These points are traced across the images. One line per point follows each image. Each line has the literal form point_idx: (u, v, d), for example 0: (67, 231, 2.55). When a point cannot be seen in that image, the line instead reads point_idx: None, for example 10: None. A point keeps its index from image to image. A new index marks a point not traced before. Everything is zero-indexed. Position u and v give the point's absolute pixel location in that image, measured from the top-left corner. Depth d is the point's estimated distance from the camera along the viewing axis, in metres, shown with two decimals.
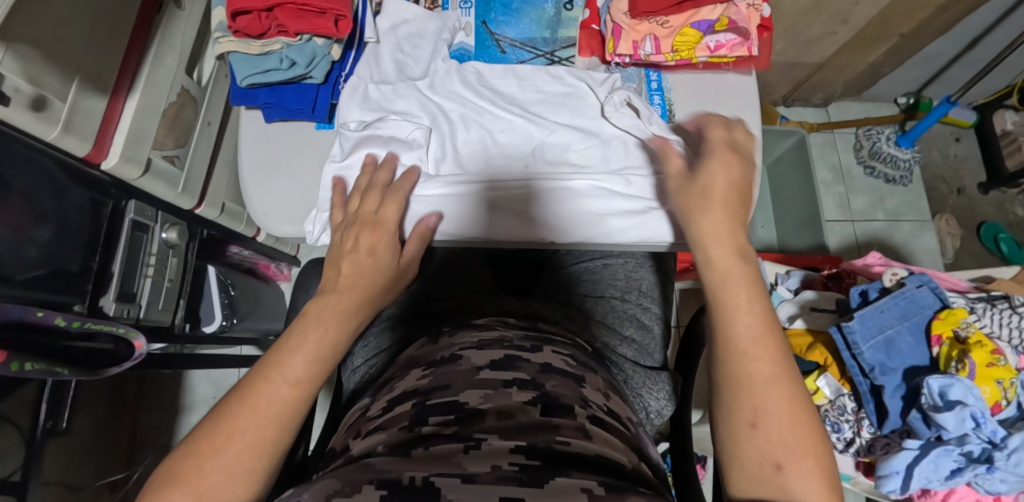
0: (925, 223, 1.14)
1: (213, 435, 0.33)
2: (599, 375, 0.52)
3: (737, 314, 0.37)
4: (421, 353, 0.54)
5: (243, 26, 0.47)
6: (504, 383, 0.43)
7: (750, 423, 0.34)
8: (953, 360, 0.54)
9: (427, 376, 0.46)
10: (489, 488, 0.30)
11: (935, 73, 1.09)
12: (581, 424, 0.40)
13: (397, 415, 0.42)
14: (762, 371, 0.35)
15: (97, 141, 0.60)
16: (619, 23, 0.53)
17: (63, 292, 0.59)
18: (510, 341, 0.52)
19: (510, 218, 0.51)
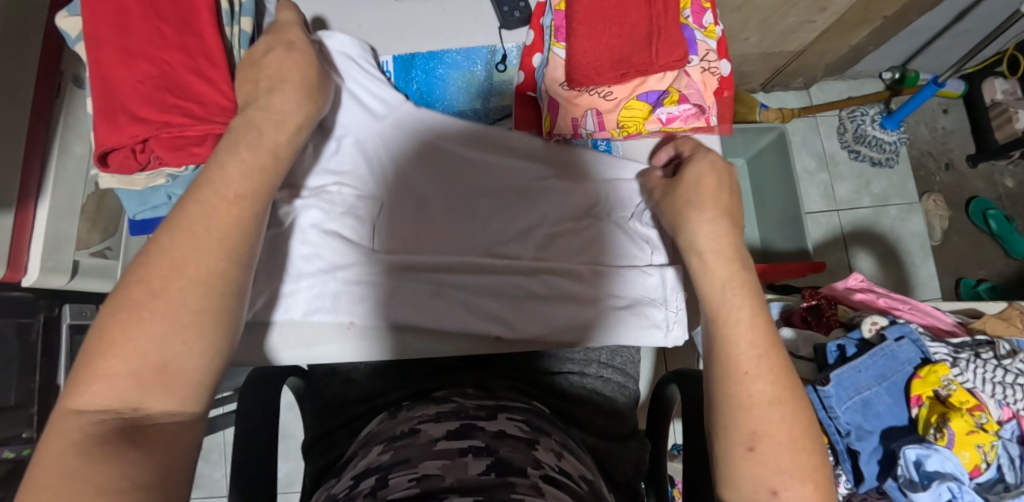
0: (912, 206, 1.10)
1: (123, 318, 0.29)
2: (554, 438, 0.49)
3: (737, 330, 0.35)
4: (379, 429, 0.50)
5: (116, 166, 0.40)
6: (459, 453, 0.42)
7: (747, 446, 0.32)
8: (931, 427, 0.52)
9: (388, 451, 0.44)
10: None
11: (921, 46, 1.01)
12: (534, 482, 0.40)
13: (360, 492, 0.40)
14: (766, 387, 0.33)
15: (10, 261, 0.56)
16: (555, 97, 0.48)
17: (5, 427, 0.56)
18: (466, 411, 0.49)
19: (451, 308, 0.44)
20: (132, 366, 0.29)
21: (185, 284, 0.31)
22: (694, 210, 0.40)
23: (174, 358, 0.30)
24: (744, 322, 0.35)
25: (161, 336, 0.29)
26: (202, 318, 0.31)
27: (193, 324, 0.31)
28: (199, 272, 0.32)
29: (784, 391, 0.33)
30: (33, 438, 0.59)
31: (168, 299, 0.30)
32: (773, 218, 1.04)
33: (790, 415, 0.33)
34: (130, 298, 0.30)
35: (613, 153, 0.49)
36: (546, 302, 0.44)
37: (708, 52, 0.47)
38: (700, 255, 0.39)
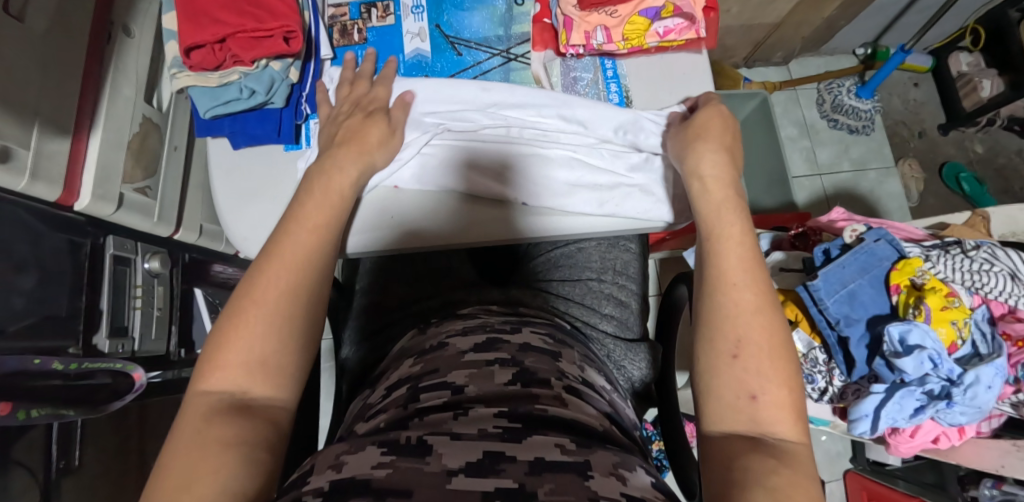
0: (889, 170, 1.18)
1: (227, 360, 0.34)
2: (575, 349, 0.53)
3: (730, 250, 0.40)
4: (412, 345, 0.54)
5: (199, 61, 0.48)
6: (487, 363, 0.45)
7: (732, 355, 0.36)
8: (910, 307, 0.58)
9: (418, 365, 0.47)
10: (472, 444, 0.34)
11: (888, 23, 1.10)
12: (558, 393, 0.42)
13: (393, 400, 0.43)
14: (750, 300, 0.37)
15: (67, 183, 0.60)
16: (570, 15, 0.54)
17: (54, 338, 0.60)
18: (491, 325, 0.53)
19: (488, 178, 0.52)
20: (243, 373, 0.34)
21: (269, 310, 0.36)
22: (701, 141, 0.46)
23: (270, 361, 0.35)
24: (736, 249, 0.39)
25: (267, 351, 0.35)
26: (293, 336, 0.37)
27: (273, 337, 0.35)
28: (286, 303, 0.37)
29: (766, 305, 0.37)
30: (79, 355, 0.63)
31: (263, 318, 0.36)
32: (762, 180, 1.11)
33: (769, 330, 0.36)
34: (237, 319, 0.35)
35: (618, 70, 0.57)
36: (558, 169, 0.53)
37: None
38: (700, 183, 0.44)
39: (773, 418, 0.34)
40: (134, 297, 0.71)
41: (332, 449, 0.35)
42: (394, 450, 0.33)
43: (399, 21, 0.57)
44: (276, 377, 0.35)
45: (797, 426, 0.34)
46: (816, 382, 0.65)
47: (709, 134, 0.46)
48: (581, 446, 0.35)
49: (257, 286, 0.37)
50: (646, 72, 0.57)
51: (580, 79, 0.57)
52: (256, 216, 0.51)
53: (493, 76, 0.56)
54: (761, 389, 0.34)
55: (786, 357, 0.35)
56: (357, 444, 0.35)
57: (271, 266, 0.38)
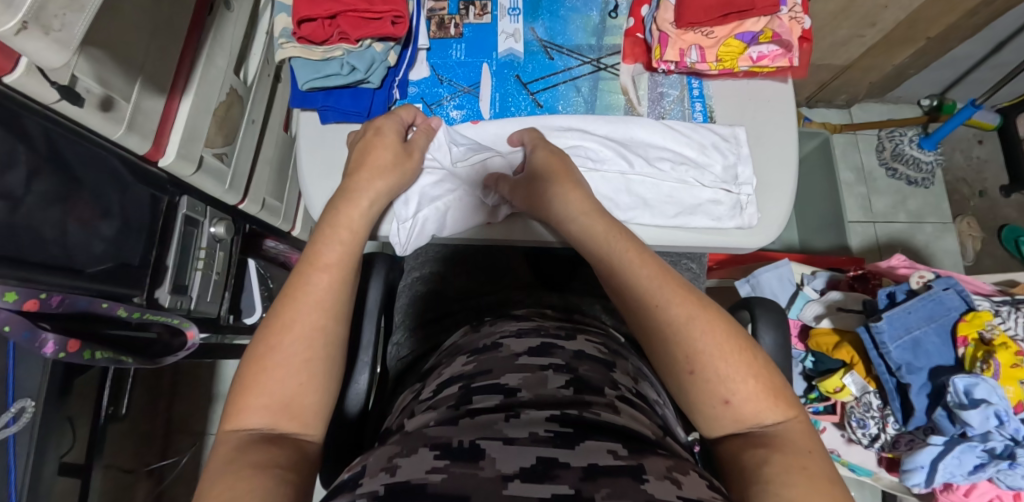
0: (946, 226, 1.15)
1: (268, 340, 0.36)
2: (631, 362, 0.51)
3: (669, 303, 0.38)
4: (464, 341, 0.53)
5: (308, 33, 0.51)
6: (540, 367, 0.43)
7: (723, 400, 0.35)
8: (978, 361, 0.56)
9: (471, 363, 0.46)
10: (525, 449, 0.32)
11: (960, 76, 1.08)
12: (611, 401, 0.40)
13: (444, 398, 0.42)
14: (687, 316, 0.37)
15: (155, 139, 0.61)
16: (665, 33, 0.54)
17: (123, 285, 0.62)
18: (545, 330, 0.51)
19: None
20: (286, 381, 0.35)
21: (302, 337, 0.37)
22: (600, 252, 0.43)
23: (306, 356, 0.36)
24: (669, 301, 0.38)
25: (294, 347, 0.36)
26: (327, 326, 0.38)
27: (300, 369, 0.36)
28: (328, 284, 0.39)
29: (726, 333, 0.36)
30: (142, 305, 0.65)
31: (305, 319, 0.37)
32: (815, 220, 1.10)
33: (738, 353, 0.36)
34: (256, 369, 0.35)
35: (704, 90, 0.58)
36: (636, 187, 0.54)
37: (795, 5, 0.54)
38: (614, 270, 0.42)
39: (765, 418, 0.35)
40: (197, 259, 0.74)
41: (384, 448, 0.34)
42: (448, 455, 0.31)
43: (495, 20, 0.59)
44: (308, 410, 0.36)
45: (766, 395, 0.35)
46: (868, 427, 0.64)
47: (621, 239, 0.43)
48: (634, 453, 0.33)
49: (295, 304, 0.38)
50: (731, 94, 0.57)
51: (667, 95, 0.58)
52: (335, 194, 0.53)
53: (583, 82, 0.58)
54: (730, 392, 0.35)
55: (762, 368, 0.36)
56: (411, 445, 0.33)
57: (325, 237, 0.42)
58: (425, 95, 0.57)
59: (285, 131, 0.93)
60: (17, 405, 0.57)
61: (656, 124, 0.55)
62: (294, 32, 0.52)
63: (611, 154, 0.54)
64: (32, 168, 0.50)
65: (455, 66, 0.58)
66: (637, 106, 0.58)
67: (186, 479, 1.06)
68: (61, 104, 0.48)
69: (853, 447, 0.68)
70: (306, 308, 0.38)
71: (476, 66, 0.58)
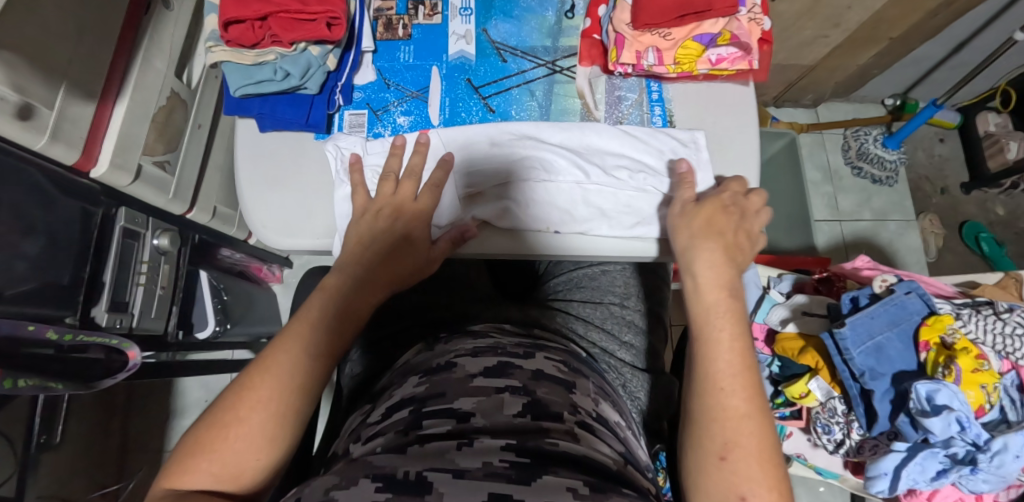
0: (910, 223, 1.17)
1: (236, 406, 0.34)
2: (590, 380, 0.49)
3: (721, 351, 0.38)
4: (418, 360, 0.49)
5: (236, 35, 0.48)
6: (497, 390, 0.41)
7: (720, 456, 0.34)
8: (940, 366, 0.56)
9: (422, 384, 0.43)
10: (475, 484, 0.30)
11: (921, 76, 1.09)
12: (570, 427, 0.38)
13: (393, 423, 0.39)
14: (732, 393, 0.36)
15: (85, 148, 0.57)
16: (621, 34, 0.52)
17: (52, 306, 0.57)
18: (503, 348, 0.48)
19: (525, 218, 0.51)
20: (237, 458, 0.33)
21: (269, 412, 0.35)
22: (705, 236, 0.45)
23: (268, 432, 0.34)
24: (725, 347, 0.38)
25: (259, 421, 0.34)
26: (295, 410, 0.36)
27: (250, 442, 0.34)
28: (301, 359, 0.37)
29: (756, 410, 0.35)
30: (75, 326, 0.60)
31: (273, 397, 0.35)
32: (783, 220, 1.10)
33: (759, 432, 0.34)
34: (218, 425, 0.34)
35: (663, 93, 0.56)
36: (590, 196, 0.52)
37: (754, 6, 0.53)
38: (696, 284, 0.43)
39: None
40: (139, 273, 0.69)
41: (324, 479, 0.31)
42: (393, 488, 0.29)
43: (446, 21, 0.57)
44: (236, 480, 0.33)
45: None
46: (833, 433, 0.63)
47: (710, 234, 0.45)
48: (595, 491, 0.31)
49: (267, 375, 0.36)
50: (692, 97, 0.56)
51: (624, 98, 0.56)
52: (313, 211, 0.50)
53: (537, 85, 0.56)
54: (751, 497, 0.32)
55: (775, 466, 0.33)
56: (352, 475, 0.31)
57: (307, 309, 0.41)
58: (370, 101, 0.54)
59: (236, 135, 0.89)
60: None
61: (612, 130, 0.53)
62: (222, 34, 0.49)
63: (567, 164, 0.52)
64: None
65: (403, 69, 0.55)
66: (595, 113, 0.55)
67: None
68: None
69: (819, 451, 0.68)
70: (277, 380, 0.36)
71: (426, 69, 0.55)
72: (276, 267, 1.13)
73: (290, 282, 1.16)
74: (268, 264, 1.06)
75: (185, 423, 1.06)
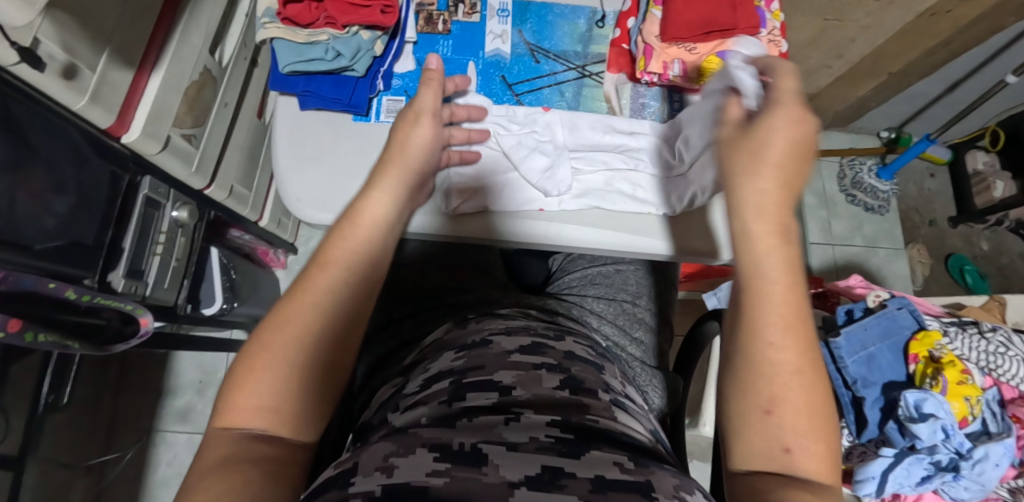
0: (898, 251, 1.21)
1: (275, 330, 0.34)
2: (614, 367, 0.51)
3: (773, 289, 0.35)
4: (450, 338, 0.51)
5: (294, 14, 0.51)
6: (535, 366, 0.42)
7: (765, 410, 0.33)
8: (927, 377, 0.59)
9: (461, 358, 0.44)
10: (530, 456, 0.31)
11: (916, 111, 1.15)
12: (608, 405, 0.40)
13: (435, 392, 0.40)
14: (778, 340, 0.34)
15: (121, 114, 0.58)
16: (650, 44, 0.55)
17: (74, 266, 0.58)
18: (535, 328, 0.50)
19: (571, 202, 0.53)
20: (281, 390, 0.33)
21: (299, 337, 0.34)
22: (749, 163, 0.39)
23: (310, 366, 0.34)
24: (778, 296, 0.35)
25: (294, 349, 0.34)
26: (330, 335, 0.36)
27: (297, 369, 0.34)
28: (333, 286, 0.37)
29: (804, 360, 0.34)
30: (93, 288, 0.61)
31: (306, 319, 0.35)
32: None
33: (809, 387, 0.33)
34: (251, 364, 0.33)
35: (684, 104, 0.59)
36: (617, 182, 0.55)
37: (774, 28, 0.56)
38: (743, 219, 0.38)
39: (807, 469, 0.32)
40: (155, 244, 0.70)
41: (379, 445, 0.32)
42: (449, 458, 0.30)
43: (483, 20, 0.59)
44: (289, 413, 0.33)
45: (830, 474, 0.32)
46: None
47: (760, 165, 0.39)
48: (639, 465, 0.33)
49: (298, 301, 0.36)
50: None
51: (648, 106, 0.59)
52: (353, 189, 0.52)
53: (568, 87, 0.58)
54: (794, 446, 0.32)
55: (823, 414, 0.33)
56: (407, 444, 0.32)
57: (336, 239, 0.39)
58: (408, 88, 0.56)
59: (257, 118, 0.90)
60: None
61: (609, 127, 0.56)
62: (279, 12, 0.51)
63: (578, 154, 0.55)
64: None
65: (441, 62, 0.58)
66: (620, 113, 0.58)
67: (128, 477, 1.00)
68: (21, 67, 0.45)
69: None
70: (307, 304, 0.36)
71: (463, 63, 0.58)
72: (282, 252, 1.14)
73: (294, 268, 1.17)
74: (274, 248, 1.07)
75: (177, 401, 1.05)
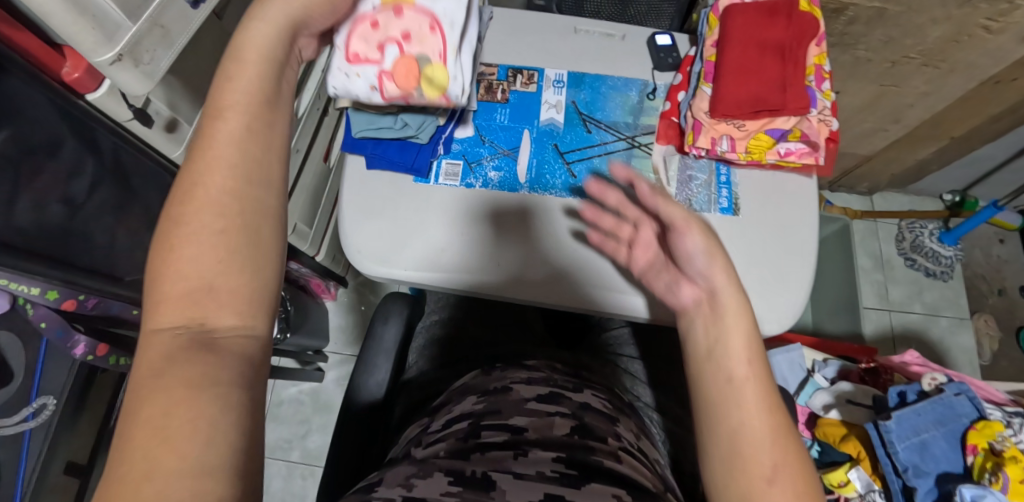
0: (963, 321, 1.14)
1: (161, 240, 0.25)
2: (632, 420, 0.51)
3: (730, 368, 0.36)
4: (475, 382, 0.52)
5: None
6: (548, 414, 0.44)
7: (745, 431, 0.33)
8: (986, 472, 0.55)
9: (481, 402, 0.46)
10: (534, 485, 0.34)
11: (982, 176, 1.10)
12: (614, 450, 0.42)
13: (453, 432, 0.43)
14: (742, 398, 0.34)
15: None
16: (699, 120, 0.57)
17: None
18: (554, 380, 0.51)
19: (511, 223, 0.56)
20: (193, 270, 0.24)
21: (210, 231, 0.25)
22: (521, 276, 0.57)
23: (222, 272, 0.25)
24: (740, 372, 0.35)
25: (193, 261, 0.24)
26: (249, 225, 0.26)
27: (227, 237, 0.25)
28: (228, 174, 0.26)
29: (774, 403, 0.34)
30: None
31: (227, 147, 0.27)
32: (829, 303, 1.10)
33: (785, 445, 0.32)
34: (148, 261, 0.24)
35: (732, 177, 0.60)
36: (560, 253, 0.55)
37: (825, 107, 0.57)
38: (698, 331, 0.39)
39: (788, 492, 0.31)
40: None
41: (401, 467, 0.36)
42: (461, 482, 0.34)
43: (540, 90, 0.64)
44: (251, 297, 0.25)
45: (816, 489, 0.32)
46: None
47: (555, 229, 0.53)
48: None
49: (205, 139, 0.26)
50: (759, 183, 0.60)
51: (695, 178, 0.60)
52: (417, 243, 0.56)
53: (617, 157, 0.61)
54: (778, 473, 0.31)
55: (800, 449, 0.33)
56: (426, 468, 0.35)
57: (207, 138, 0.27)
58: (466, 153, 0.60)
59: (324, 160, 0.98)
60: (39, 401, 0.60)
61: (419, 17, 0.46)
62: None
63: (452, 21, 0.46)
64: (95, 178, 0.54)
65: (498, 129, 0.62)
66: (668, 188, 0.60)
67: None
68: (133, 124, 0.51)
69: None
70: (202, 199, 0.25)
71: (518, 131, 0.62)
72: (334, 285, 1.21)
73: (344, 300, 1.23)
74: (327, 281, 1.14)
75: None
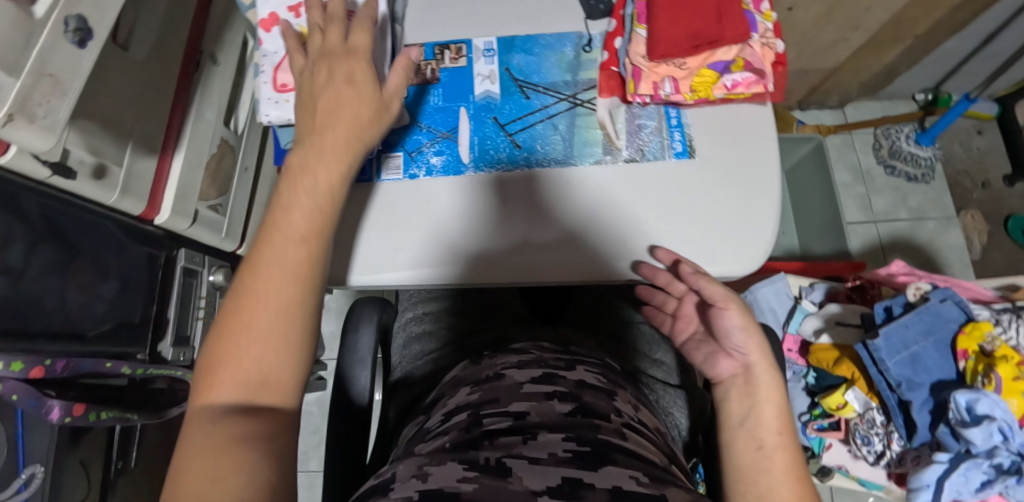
0: (950, 220, 1.13)
1: (232, 332, 0.32)
2: (628, 391, 0.51)
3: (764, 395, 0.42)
4: (465, 374, 0.51)
5: None
6: (546, 396, 0.42)
7: (756, 446, 0.40)
8: (979, 374, 0.55)
9: (475, 392, 0.45)
10: (550, 469, 0.33)
11: (952, 69, 1.07)
12: (619, 427, 0.40)
13: (454, 425, 0.41)
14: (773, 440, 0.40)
15: (149, 200, 0.62)
16: (638, 66, 0.55)
17: (123, 344, 0.64)
18: (545, 360, 0.50)
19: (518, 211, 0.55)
20: (242, 371, 0.32)
21: (260, 334, 0.33)
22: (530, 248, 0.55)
23: (274, 368, 0.32)
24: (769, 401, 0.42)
25: (257, 355, 0.32)
26: (290, 333, 0.33)
27: (281, 327, 0.33)
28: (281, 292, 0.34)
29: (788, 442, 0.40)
30: (145, 361, 0.66)
31: (275, 278, 0.34)
32: (814, 225, 1.09)
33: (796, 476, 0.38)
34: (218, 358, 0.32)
35: (682, 119, 0.57)
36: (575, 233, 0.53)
37: (766, 30, 0.55)
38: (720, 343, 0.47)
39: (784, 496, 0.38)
40: (197, 309, 0.75)
41: (414, 458, 0.35)
42: (478, 467, 0.32)
43: (470, 63, 0.60)
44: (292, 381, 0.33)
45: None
46: (874, 444, 0.64)
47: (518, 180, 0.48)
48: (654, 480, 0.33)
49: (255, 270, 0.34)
50: (710, 121, 0.57)
51: (645, 126, 0.58)
52: (398, 251, 0.54)
53: (560, 119, 0.58)
54: None
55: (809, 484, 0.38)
56: (439, 456, 0.34)
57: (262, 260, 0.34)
58: (405, 142, 0.58)
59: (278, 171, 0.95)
60: (27, 471, 0.56)
61: None
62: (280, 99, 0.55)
63: None
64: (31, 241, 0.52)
65: (434, 112, 0.59)
66: (617, 142, 0.57)
67: None
68: (54, 178, 0.49)
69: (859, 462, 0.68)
70: (263, 304, 0.33)
71: (454, 110, 0.59)
72: None
73: (332, 306, 1.22)
74: None
75: None
